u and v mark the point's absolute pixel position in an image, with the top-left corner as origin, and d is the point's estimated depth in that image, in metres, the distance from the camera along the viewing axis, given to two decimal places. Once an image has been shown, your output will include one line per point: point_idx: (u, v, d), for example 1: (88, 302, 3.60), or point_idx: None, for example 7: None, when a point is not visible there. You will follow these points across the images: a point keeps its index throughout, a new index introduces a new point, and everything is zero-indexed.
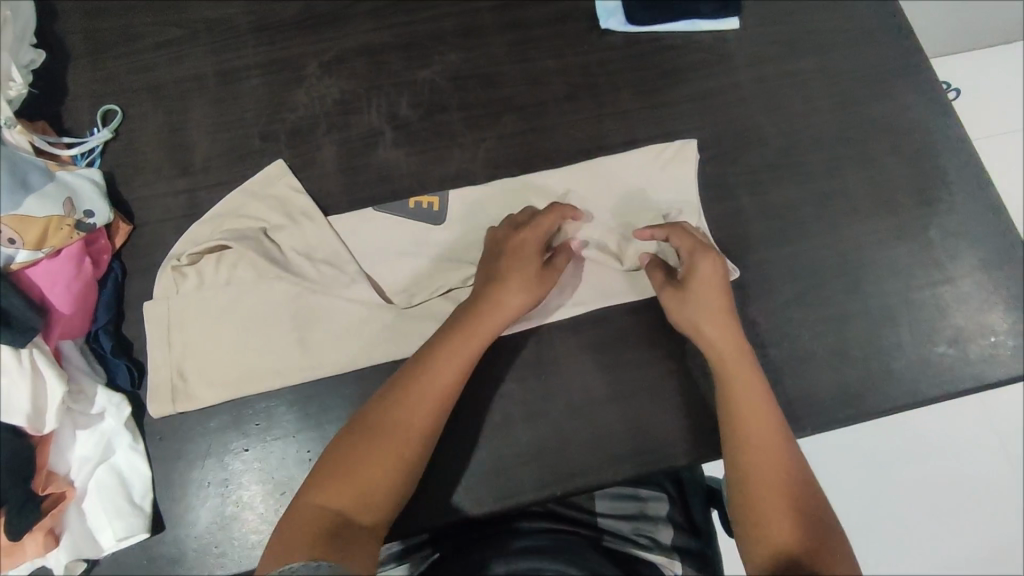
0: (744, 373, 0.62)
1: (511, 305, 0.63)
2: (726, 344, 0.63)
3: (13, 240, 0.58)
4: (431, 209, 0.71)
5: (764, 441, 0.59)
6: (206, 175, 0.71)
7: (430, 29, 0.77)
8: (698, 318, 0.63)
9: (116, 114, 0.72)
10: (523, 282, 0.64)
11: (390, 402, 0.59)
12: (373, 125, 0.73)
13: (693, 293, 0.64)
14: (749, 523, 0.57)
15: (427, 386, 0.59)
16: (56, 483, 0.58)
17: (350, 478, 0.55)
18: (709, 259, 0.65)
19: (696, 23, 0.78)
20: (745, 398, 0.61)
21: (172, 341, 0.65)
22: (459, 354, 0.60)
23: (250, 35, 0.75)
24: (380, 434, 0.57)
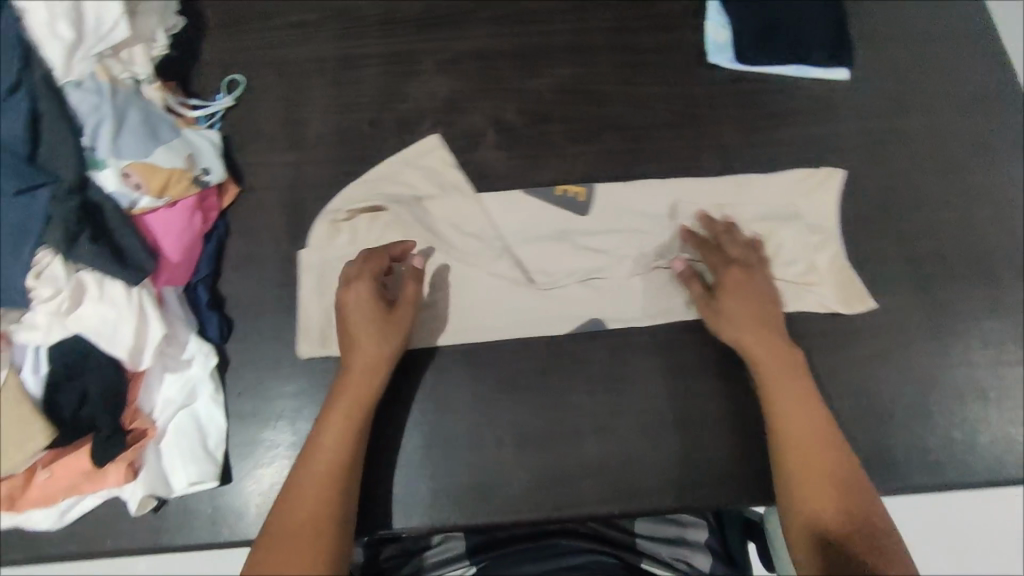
0: (785, 368, 0.63)
1: (356, 364, 0.61)
2: (764, 345, 0.64)
3: (138, 185, 0.62)
4: (577, 200, 0.73)
5: (806, 428, 0.60)
6: (315, 151, 0.74)
7: (544, 42, 0.80)
8: (743, 334, 0.64)
9: (239, 84, 0.77)
10: (374, 338, 0.62)
11: (292, 499, 0.56)
12: (479, 126, 0.76)
13: (724, 307, 0.66)
14: (792, 506, 0.58)
15: (317, 469, 0.57)
16: (141, 420, 0.61)
17: None
18: (728, 271, 0.67)
19: (805, 69, 0.79)
20: (795, 411, 0.61)
21: (324, 289, 0.68)
22: (328, 432, 0.59)
23: (374, 27, 0.79)
24: (295, 536, 0.54)
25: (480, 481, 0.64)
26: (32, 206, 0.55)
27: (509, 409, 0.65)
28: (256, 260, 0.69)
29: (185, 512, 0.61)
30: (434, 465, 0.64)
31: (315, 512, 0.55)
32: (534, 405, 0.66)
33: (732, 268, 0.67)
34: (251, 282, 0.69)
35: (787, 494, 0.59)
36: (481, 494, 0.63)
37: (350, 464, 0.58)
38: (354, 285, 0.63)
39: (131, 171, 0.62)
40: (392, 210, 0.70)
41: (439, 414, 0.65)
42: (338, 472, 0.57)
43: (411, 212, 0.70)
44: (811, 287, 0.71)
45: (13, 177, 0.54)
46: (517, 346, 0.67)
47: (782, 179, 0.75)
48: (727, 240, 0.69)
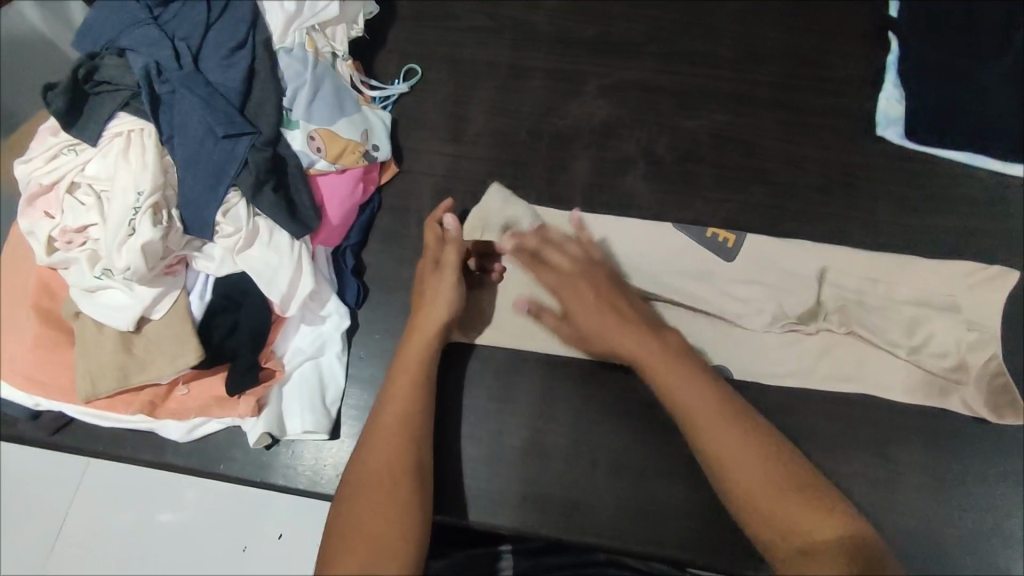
0: (674, 367, 0.56)
1: (427, 328, 0.63)
2: (598, 311, 0.61)
3: (319, 149, 0.68)
4: (726, 245, 0.73)
5: (716, 425, 0.52)
6: (472, 147, 0.78)
7: (707, 85, 0.80)
8: (590, 331, 0.61)
9: (415, 74, 0.82)
10: (430, 301, 0.64)
11: (366, 450, 0.57)
12: (630, 154, 0.77)
13: (552, 280, 0.63)
14: (738, 489, 0.50)
15: (388, 420, 0.59)
16: (275, 361, 0.65)
17: (360, 532, 0.52)
18: (569, 279, 0.63)
19: (980, 159, 0.75)
20: (673, 385, 0.55)
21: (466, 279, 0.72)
22: (395, 389, 0.60)
23: (546, 43, 0.83)
24: (371, 486, 0.55)
25: (569, 497, 0.64)
26: (233, 150, 0.61)
27: (610, 435, 0.66)
28: (400, 238, 0.73)
29: (293, 455, 0.65)
30: (528, 469, 0.65)
31: (387, 461, 0.56)
32: (635, 436, 0.66)
33: (563, 271, 0.63)
34: (393, 257, 0.73)
35: (742, 513, 0.50)
36: (568, 510, 0.63)
37: (417, 416, 0.59)
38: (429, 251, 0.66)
39: (316, 135, 0.68)
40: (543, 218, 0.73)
41: (542, 423, 0.67)
42: (407, 424, 0.59)
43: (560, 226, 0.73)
44: (962, 386, 0.66)
45: (224, 122, 0.61)
46: (629, 375, 0.67)
47: (939, 269, 0.71)
48: (553, 241, 0.65)
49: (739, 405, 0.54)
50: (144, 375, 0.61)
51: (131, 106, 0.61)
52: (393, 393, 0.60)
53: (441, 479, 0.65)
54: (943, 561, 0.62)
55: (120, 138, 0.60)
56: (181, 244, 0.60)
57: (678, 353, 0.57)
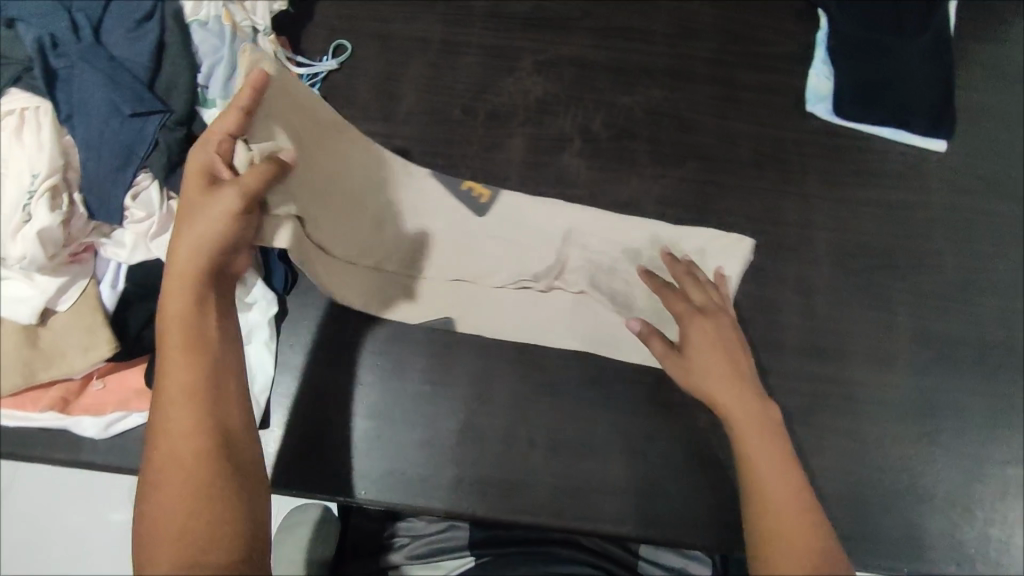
0: (764, 430, 0.56)
1: (184, 250, 0.50)
2: (710, 344, 0.60)
3: None
4: (476, 199, 0.72)
5: (782, 498, 0.52)
6: (404, 126, 0.76)
7: (642, 61, 0.80)
8: (700, 380, 0.59)
9: (345, 50, 0.79)
10: (196, 215, 0.50)
11: (164, 419, 0.48)
12: (565, 131, 0.76)
13: (688, 327, 0.62)
14: (773, 543, 0.50)
15: (178, 380, 0.49)
16: None
17: (168, 526, 0.44)
18: (698, 321, 0.62)
19: (901, 133, 0.78)
20: (751, 436, 0.55)
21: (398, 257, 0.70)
22: (178, 348, 0.49)
23: (481, 18, 0.81)
24: (165, 461, 0.46)
25: (507, 477, 0.64)
26: (143, 129, 0.57)
27: (548, 414, 0.66)
28: None
29: None
30: (466, 452, 0.65)
31: (186, 432, 0.47)
32: (570, 415, 0.66)
33: (701, 319, 0.62)
34: None
35: None
36: (506, 490, 0.63)
37: (203, 370, 0.49)
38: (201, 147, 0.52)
39: None
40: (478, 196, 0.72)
41: (479, 404, 0.66)
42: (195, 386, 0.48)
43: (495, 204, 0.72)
44: (883, 354, 0.69)
45: (131, 100, 0.57)
46: (564, 355, 0.68)
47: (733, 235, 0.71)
48: (689, 283, 0.66)
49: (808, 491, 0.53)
50: (53, 369, 0.58)
51: (22, 81, 0.57)
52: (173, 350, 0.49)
53: (376, 466, 0.64)
54: (872, 524, 0.64)
55: (12, 117, 0.56)
56: (85, 230, 0.57)
57: (772, 423, 0.57)
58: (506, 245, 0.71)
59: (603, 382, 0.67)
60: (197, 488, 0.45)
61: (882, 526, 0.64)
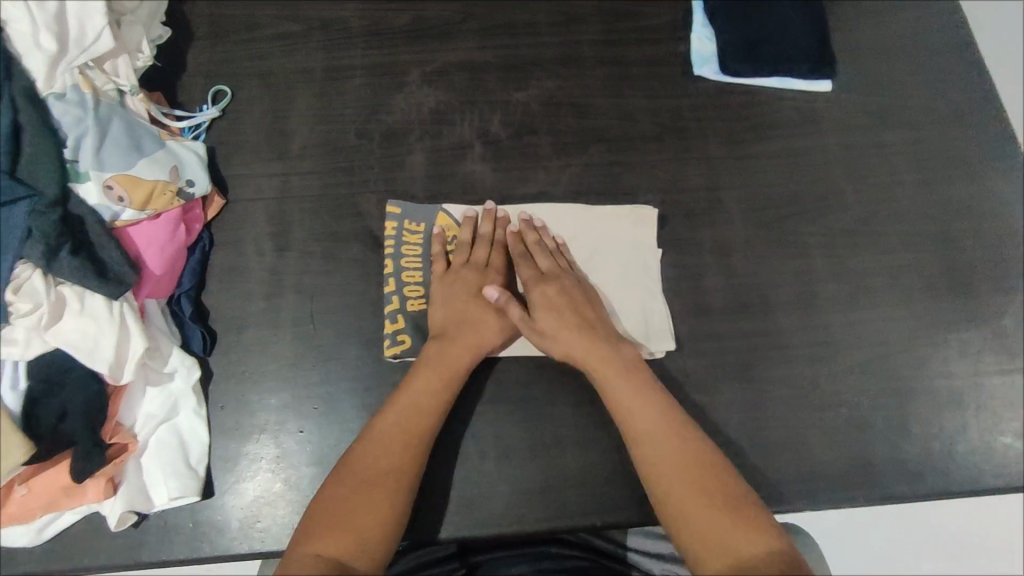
0: (624, 386, 0.60)
1: (488, 337, 0.65)
2: (567, 305, 0.65)
3: (121, 198, 0.62)
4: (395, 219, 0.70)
5: (687, 470, 0.55)
6: (300, 162, 0.74)
7: (530, 53, 0.80)
8: (588, 351, 0.62)
9: (225, 94, 0.76)
10: (502, 312, 0.66)
11: (355, 453, 0.57)
12: (464, 137, 0.76)
13: (533, 293, 0.66)
14: (686, 517, 0.53)
15: (405, 420, 0.59)
16: (122, 434, 0.60)
17: (342, 521, 0.52)
18: (542, 287, 0.66)
19: (790, 82, 0.80)
20: (631, 402, 0.59)
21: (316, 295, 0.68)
22: (423, 394, 0.60)
23: (360, 38, 0.80)
24: (362, 486, 0.54)
25: (463, 493, 0.63)
26: (10, 219, 0.55)
27: (493, 423, 0.65)
28: (241, 273, 0.69)
29: (165, 527, 0.60)
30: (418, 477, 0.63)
31: (383, 462, 0.56)
32: (515, 418, 0.66)
33: (542, 283, 0.66)
34: (235, 293, 0.68)
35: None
36: (465, 507, 0.63)
37: (430, 416, 0.60)
38: (465, 267, 0.67)
39: (113, 183, 0.62)
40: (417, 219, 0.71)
41: None
42: (422, 428, 0.59)
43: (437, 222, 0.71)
44: (804, 298, 0.71)
45: None
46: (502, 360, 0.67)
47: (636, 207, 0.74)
48: (547, 251, 0.69)
49: (716, 461, 0.56)
50: None
51: None
52: (420, 393, 0.60)
53: None
54: (821, 463, 0.66)
55: None
56: None
57: (653, 396, 0.60)
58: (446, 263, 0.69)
59: (543, 380, 0.67)
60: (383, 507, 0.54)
61: (831, 463, 0.66)
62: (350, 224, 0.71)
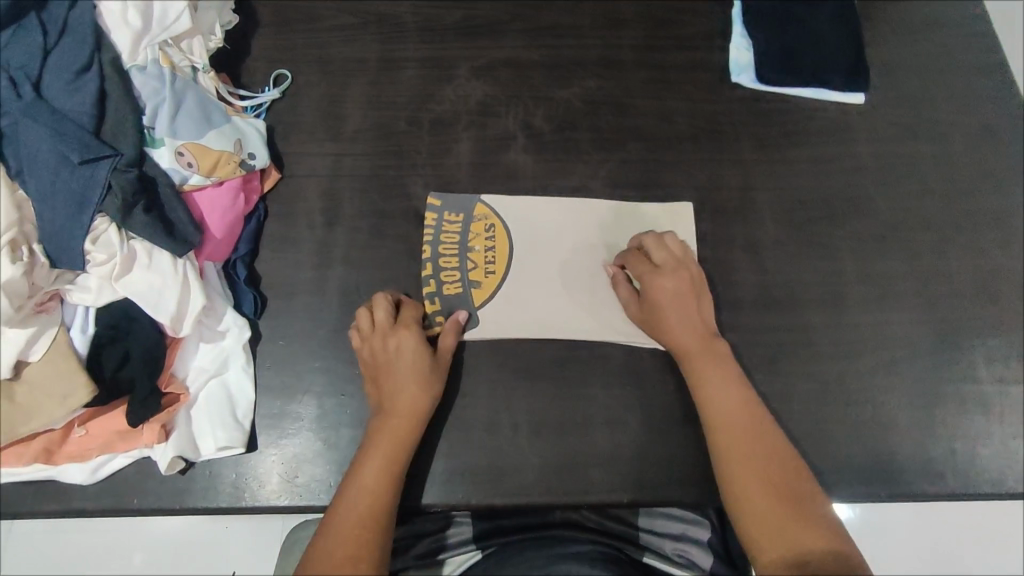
0: (714, 377, 0.64)
1: (411, 400, 0.63)
2: (677, 296, 0.67)
3: (190, 164, 0.66)
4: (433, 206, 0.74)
5: (761, 468, 0.59)
6: (353, 144, 0.78)
7: (574, 54, 0.84)
8: (676, 334, 0.66)
9: (286, 78, 0.81)
10: (419, 381, 0.64)
11: (319, 550, 0.57)
12: (509, 129, 0.80)
13: (649, 281, 0.68)
14: (748, 488, 0.59)
15: (359, 504, 0.59)
16: (177, 385, 0.64)
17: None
18: (659, 273, 0.68)
19: (825, 93, 0.83)
20: (722, 391, 0.63)
21: (362, 268, 0.72)
22: (364, 483, 0.60)
23: (414, 32, 0.84)
24: (344, 564, 0.55)
25: (494, 463, 0.66)
26: (93, 175, 0.58)
27: (525, 398, 0.68)
28: (293, 243, 0.73)
29: (211, 475, 0.63)
30: (451, 442, 0.66)
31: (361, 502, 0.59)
32: (546, 396, 0.68)
33: (658, 275, 0.68)
34: (286, 262, 0.72)
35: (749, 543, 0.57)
36: (495, 476, 0.65)
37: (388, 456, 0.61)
38: (377, 352, 0.65)
39: (185, 150, 0.66)
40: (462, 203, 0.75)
41: (459, 398, 0.68)
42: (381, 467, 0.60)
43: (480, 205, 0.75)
44: (833, 298, 0.73)
45: (78, 148, 0.58)
46: (536, 340, 0.70)
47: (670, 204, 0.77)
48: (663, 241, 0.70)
49: (794, 463, 0.60)
50: (33, 422, 0.58)
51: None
52: (356, 485, 0.59)
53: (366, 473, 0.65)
54: (845, 457, 0.67)
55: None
56: (49, 279, 0.58)
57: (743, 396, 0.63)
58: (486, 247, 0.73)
59: (573, 361, 0.69)
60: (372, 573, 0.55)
61: (855, 458, 0.67)
62: (397, 204, 0.75)
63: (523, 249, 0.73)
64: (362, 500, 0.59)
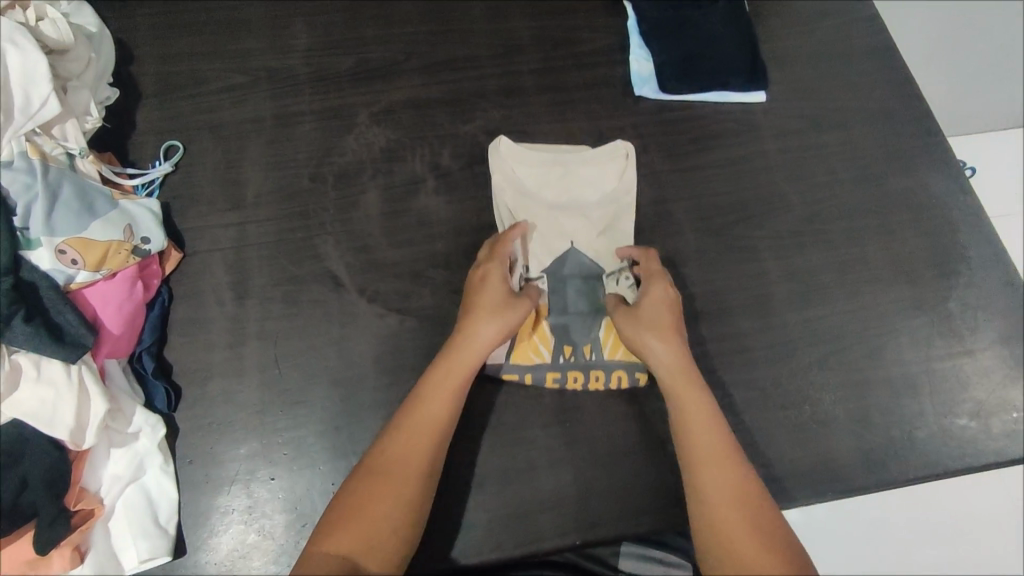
0: (689, 386, 0.61)
1: (486, 341, 0.64)
2: (673, 362, 0.63)
3: (75, 260, 0.62)
4: (613, 147, 0.79)
5: (723, 465, 0.56)
6: (256, 210, 0.75)
7: (474, 87, 0.83)
8: (654, 343, 0.64)
9: (177, 149, 0.78)
10: (499, 319, 0.65)
11: (374, 458, 0.57)
12: (417, 172, 0.77)
13: (644, 315, 0.66)
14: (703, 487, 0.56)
15: (436, 408, 0.60)
16: (87, 499, 0.59)
17: (357, 520, 0.53)
18: (658, 285, 0.67)
19: (727, 95, 0.83)
20: (692, 407, 0.60)
21: (278, 341, 0.68)
22: (443, 397, 0.60)
23: (307, 84, 0.82)
24: (388, 481, 0.56)
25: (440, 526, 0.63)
26: None
27: (464, 452, 0.66)
28: (202, 324, 0.69)
29: None
30: None
31: (406, 470, 0.56)
32: (485, 447, 0.66)
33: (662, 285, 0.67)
34: (197, 346, 0.68)
35: (702, 536, 0.54)
36: (443, 539, 0.63)
37: (449, 419, 0.60)
38: (486, 273, 0.67)
39: (67, 246, 0.61)
40: (603, 156, 0.79)
41: None
42: (438, 430, 0.59)
43: (608, 167, 0.78)
44: (758, 301, 0.73)
45: None
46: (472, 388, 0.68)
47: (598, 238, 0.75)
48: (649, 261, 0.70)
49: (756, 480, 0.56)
50: None
51: None
52: (440, 397, 0.60)
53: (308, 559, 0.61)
54: (790, 462, 0.67)
55: None
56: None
57: (719, 418, 0.60)
58: (556, 208, 0.77)
59: (508, 405, 0.68)
60: (410, 478, 0.56)
61: (798, 460, 0.67)
62: (309, 267, 0.72)
63: (558, 219, 0.76)
64: (445, 421, 0.60)
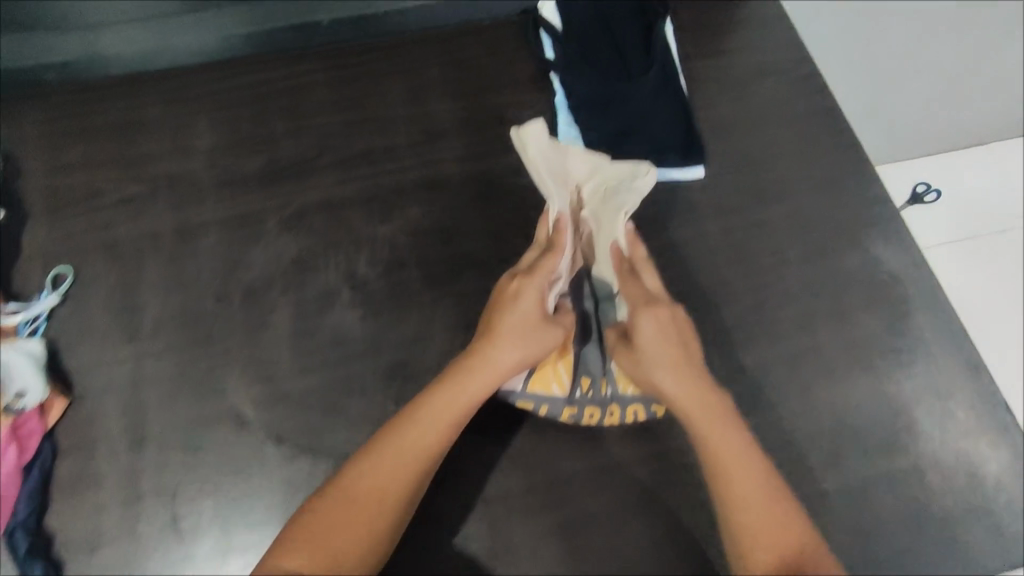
0: (714, 416, 0.56)
1: (506, 369, 0.58)
2: (687, 398, 0.57)
3: None
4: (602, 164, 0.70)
5: (756, 495, 0.53)
6: (153, 341, 0.68)
7: (393, 182, 0.77)
8: (661, 377, 0.58)
9: (67, 276, 0.71)
10: (524, 349, 0.59)
11: (355, 475, 0.53)
12: (330, 284, 0.71)
13: (646, 347, 0.60)
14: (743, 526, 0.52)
15: (436, 441, 0.55)
16: None
17: (323, 547, 0.50)
18: (658, 317, 0.61)
19: (663, 172, 0.78)
20: (719, 434, 0.55)
21: (175, 497, 0.61)
22: (442, 428, 0.56)
23: (211, 190, 0.76)
24: (363, 514, 0.52)
25: None
26: None
27: None
28: (89, 483, 0.62)
29: None
30: None
31: (384, 494, 0.53)
32: None
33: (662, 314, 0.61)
34: (84, 508, 0.61)
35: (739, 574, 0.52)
36: None
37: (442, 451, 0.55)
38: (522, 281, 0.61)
39: None
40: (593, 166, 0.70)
41: None
42: (420, 463, 0.54)
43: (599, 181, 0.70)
44: None
45: None
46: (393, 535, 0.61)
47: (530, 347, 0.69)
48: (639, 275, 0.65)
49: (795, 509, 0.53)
50: None
51: None
52: (439, 427, 0.55)
53: None
54: None
55: None
56: None
57: (750, 445, 0.55)
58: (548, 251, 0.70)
59: None
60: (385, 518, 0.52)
61: None
62: (211, 404, 0.65)
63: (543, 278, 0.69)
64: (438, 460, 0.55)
